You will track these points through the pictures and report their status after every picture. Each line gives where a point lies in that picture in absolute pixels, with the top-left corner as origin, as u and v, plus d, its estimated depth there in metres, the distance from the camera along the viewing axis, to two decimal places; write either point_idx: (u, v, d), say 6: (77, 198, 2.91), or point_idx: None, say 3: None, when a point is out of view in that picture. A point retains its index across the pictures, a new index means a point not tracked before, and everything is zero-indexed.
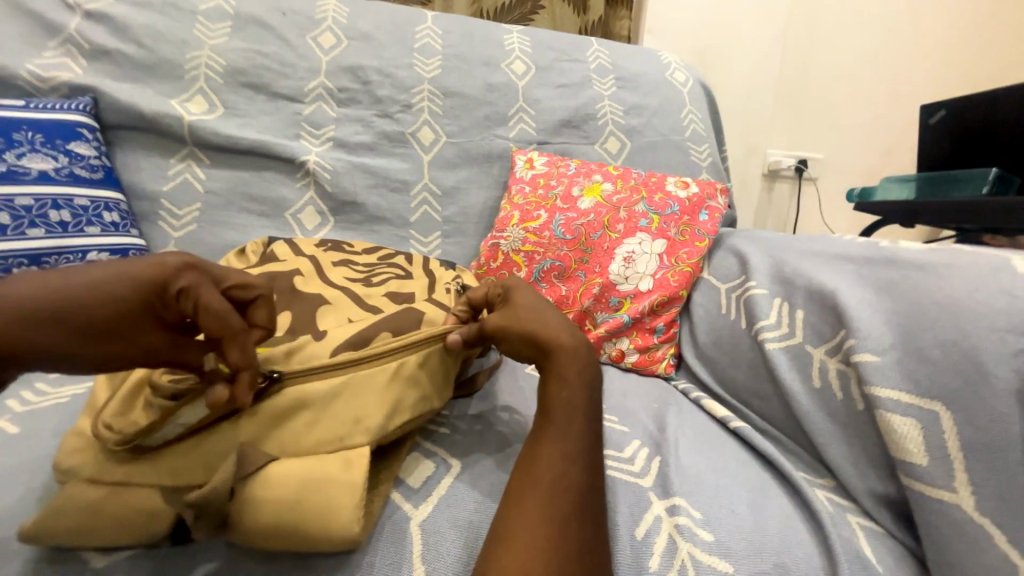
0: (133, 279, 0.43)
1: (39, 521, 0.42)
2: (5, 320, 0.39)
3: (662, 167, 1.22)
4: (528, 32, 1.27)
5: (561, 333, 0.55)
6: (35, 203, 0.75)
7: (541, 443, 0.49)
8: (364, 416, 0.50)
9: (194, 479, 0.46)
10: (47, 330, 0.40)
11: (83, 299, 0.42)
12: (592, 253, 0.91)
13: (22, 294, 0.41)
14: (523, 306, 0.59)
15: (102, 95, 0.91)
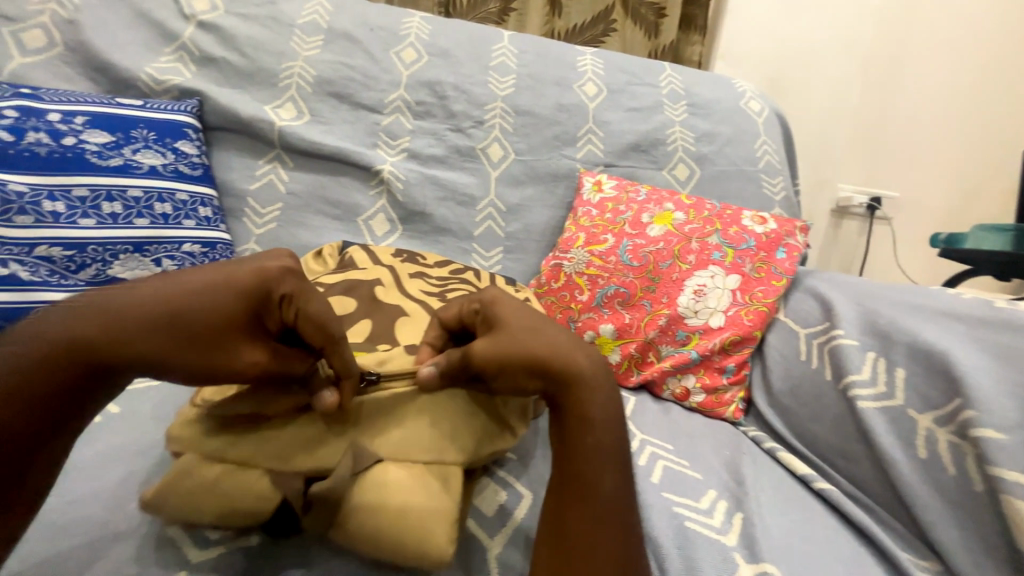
0: (240, 282, 0.47)
1: (169, 487, 0.46)
2: (121, 326, 0.42)
3: (732, 197, 1.18)
4: (602, 54, 1.27)
5: (571, 356, 0.49)
6: (144, 195, 0.80)
7: (561, 473, 0.46)
8: (459, 434, 0.53)
9: (297, 468, 0.49)
10: (150, 333, 0.43)
11: (189, 308, 0.44)
12: (660, 282, 0.88)
13: (132, 304, 0.43)
14: (507, 324, 0.51)
15: (207, 99, 0.98)
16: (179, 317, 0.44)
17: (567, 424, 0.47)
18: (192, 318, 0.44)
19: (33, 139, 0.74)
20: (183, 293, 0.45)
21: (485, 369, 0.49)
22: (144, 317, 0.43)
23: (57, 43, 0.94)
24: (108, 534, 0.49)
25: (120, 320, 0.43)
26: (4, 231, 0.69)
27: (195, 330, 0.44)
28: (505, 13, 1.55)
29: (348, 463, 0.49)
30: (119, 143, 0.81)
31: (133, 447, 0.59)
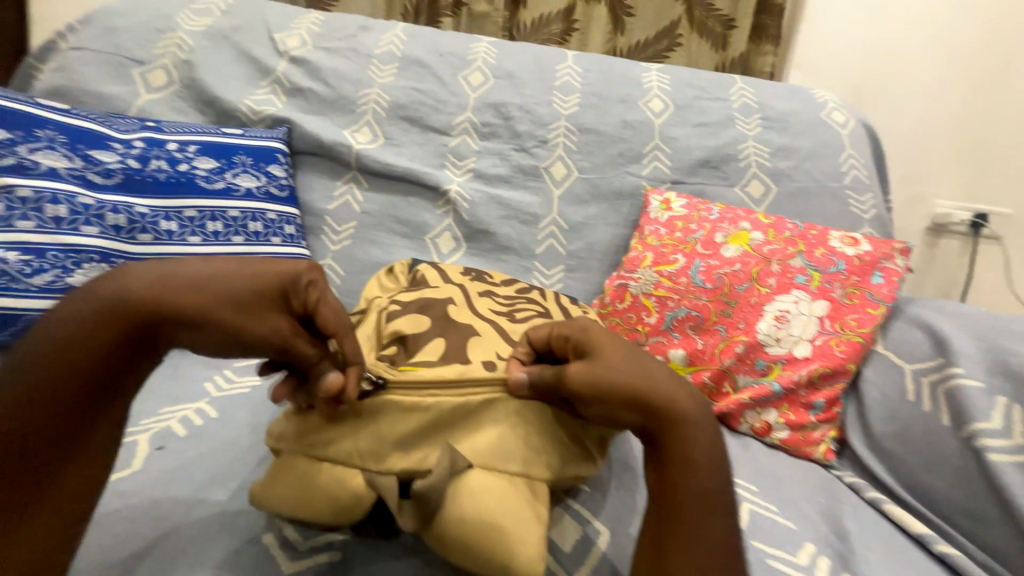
0: (263, 268, 0.51)
1: (280, 487, 0.52)
2: (170, 291, 0.46)
3: (813, 215, 1.10)
4: (668, 70, 1.24)
5: (672, 396, 0.49)
6: (240, 215, 0.87)
7: (666, 515, 0.46)
8: (542, 450, 0.55)
9: (390, 466, 0.52)
10: (197, 299, 0.47)
11: (230, 279, 0.48)
12: (737, 306, 0.83)
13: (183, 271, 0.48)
14: (604, 356, 0.51)
15: (295, 126, 1.06)
16: (201, 300, 0.46)
17: (671, 463, 0.47)
18: (214, 301, 0.47)
19: (154, 166, 0.83)
20: (207, 276, 0.48)
21: (582, 396, 0.50)
22: (170, 299, 0.46)
23: (175, 81, 1.06)
24: (220, 537, 0.54)
25: (170, 284, 0.46)
26: (127, 247, 0.78)
27: (223, 314, 0.47)
28: (568, 33, 1.56)
29: (445, 460, 0.50)
30: (222, 169, 0.88)
31: (235, 453, 0.65)
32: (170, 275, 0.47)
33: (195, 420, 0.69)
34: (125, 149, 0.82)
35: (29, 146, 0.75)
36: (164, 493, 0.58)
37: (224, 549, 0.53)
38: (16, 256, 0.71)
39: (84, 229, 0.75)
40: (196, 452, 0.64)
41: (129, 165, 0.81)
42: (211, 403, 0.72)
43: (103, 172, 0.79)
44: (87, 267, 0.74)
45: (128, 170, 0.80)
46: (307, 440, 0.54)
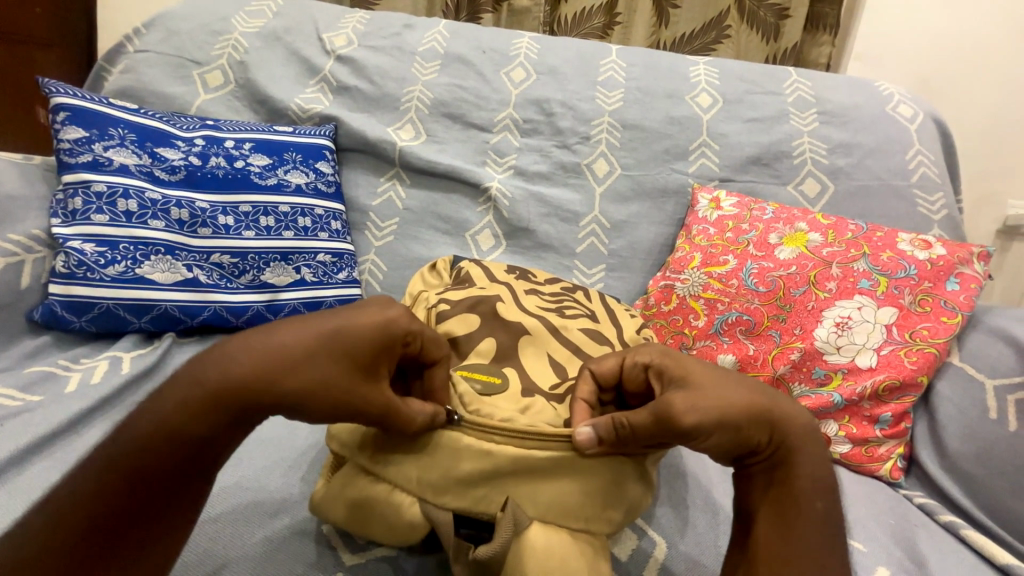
0: (367, 334, 0.48)
1: (336, 499, 0.53)
2: (263, 371, 0.43)
3: (875, 216, 1.03)
4: (717, 63, 1.19)
5: (781, 408, 0.51)
6: (291, 210, 0.90)
7: (782, 532, 0.47)
8: (607, 503, 0.52)
9: (445, 504, 0.50)
10: (292, 375, 0.44)
11: (316, 354, 0.45)
12: (792, 311, 0.79)
13: (280, 348, 0.45)
14: (703, 378, 0.51)
15: (341, 123, 1.08)
16: (289, 383, 0.44)
17: (788, 480, 0.49)
18: (305, 385, 0.44)
19: (214, 163, 0.86)
20: (294, 349, 0.45)
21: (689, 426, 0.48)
22: (263, 384, 0.43)
23: (230, 81, 1.10)
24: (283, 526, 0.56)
25: (264, 363, 0.43)
26: (189, 240, 0.81)
27: (324, 390, 0.45)
28: (610, 26, 1.53)
29: (510, 523, 0.48)
30: (274, 165, 0.91)
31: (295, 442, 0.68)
32: (258, 347, 0.44)
33: None
34: (188, 146, 0.86)
35: (103, 143, 0.79)
36: (230, 480, 0.61)
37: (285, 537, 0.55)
38: (93, 248, 0.75)
39: (152, 223, 0.79)
40: (258, 442, 0.67)
41: (191, 161, 0.85)
42: None
43: (168, 169, 0.83)
44: (154, 259, 0.78)
45: (190, 167, 0.84)
46: (366, 457, 0.53)
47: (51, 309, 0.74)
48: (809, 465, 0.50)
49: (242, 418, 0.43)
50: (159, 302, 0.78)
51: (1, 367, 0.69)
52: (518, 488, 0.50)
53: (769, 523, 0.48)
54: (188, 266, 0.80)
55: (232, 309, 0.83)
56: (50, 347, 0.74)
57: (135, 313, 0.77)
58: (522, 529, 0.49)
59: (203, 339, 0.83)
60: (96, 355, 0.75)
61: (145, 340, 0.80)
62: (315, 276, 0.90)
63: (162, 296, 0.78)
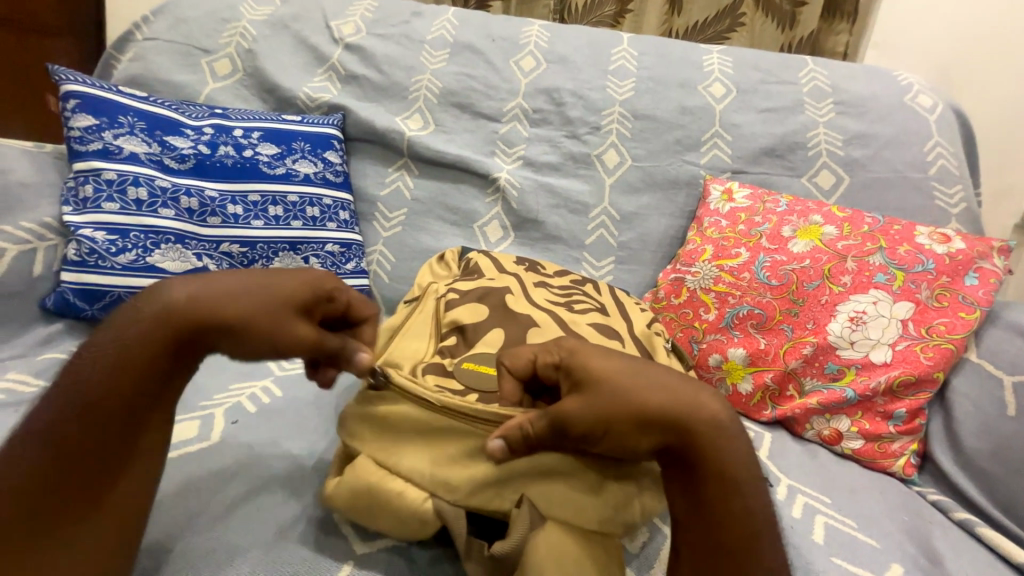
0: (296, 276, 0.51)
1: (346, 496, 0.52)
2: (200, 305, 0.46)
3: (891, 209, 1.01)
4: (731, 51, 1.17)
5: (691, 398, 0.47)
6: (299, 200, 0.90)
7: (711, 534, 0.45)
8: (622, 504, 0.51)
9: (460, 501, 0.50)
10: (228, 310, 0.46)
11: (252, 293, 0.48)
12: (805, 305, 0.78)
13: (217, 287, 0.47)
14: (607, 373, 0.46)
15: (349, 113, 1.08)
16: (224, 315, 0.46)
17: (710, 477, 0.45)
18: (239, 317, 0.46)
19: (222, 151, 0.86)
20: (232, 288, 0.48)
21: (591, 430, 0.45)
22: (201, 317, 0.46)
23: (238, 69, 1.10)
24: (294, 513, 0.57)
25: (202, 300, 0.46)
26: (199, 229, 0.81)
27: (242, 321, 0.46)
28: (621, 15, 1.50)
29: (523, 521, 0.49)
30: (282, 154, 0.91)
31: (305, 429, 0.68)
32: (200, 286, 0.47)
33: (269, 393, 0.73)
34: (197, 134, 0.85)
35: (113, 131, 0.79)
36: (240, 467, 0.61)
37: (296, 524, 0.56)
38: (104, 236, 0.75)
39: (162, 212, 0.79)
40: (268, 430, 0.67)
41: (201, 150, 0.84)
42: (274, 382, 0.76)
43: (177, 157, 0.82)
44: (164, 248, 0.78)
45: (199, 155, 0.84)
46: (380, 452, 0.53)
47: (63, 297, 0.74)
48: (729, 457, 0.46)
49: (181, 352, 0.46)
50: None
51: (15, 354, 0.70)
52: (532, 487, 0.50)
53: (694, 522, 0.46)
54: (198, 255, 0.80)
55: None
56: (63, 334, 0.75)
57: None
58: (534, 526, 0.49)
59: None
60: None
61: None
62: (323, 266, 0.90)
63: None
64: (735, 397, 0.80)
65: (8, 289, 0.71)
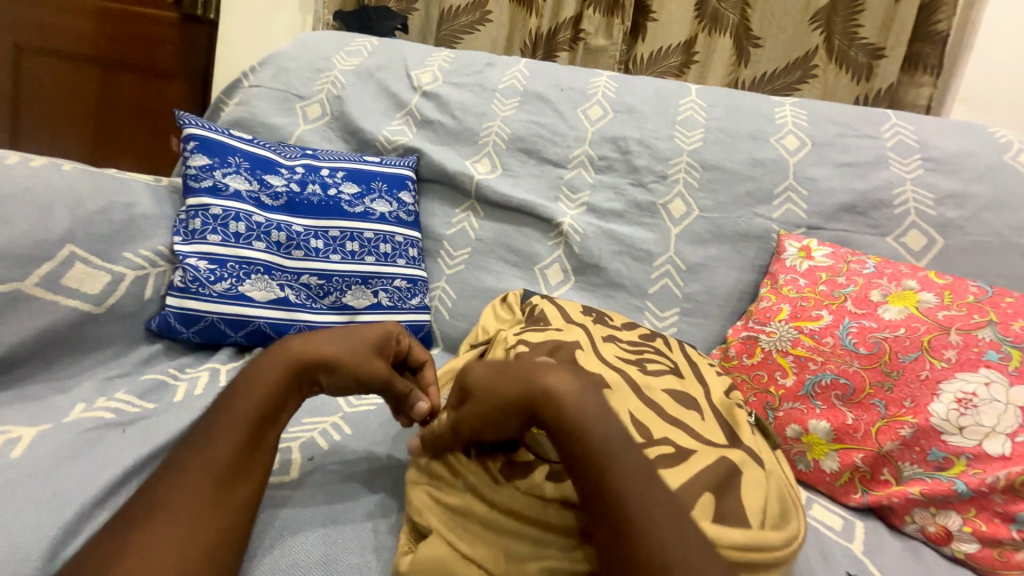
0: (371, 324, 0.66)
1: (418, 572, 0.50)
2: (315, 348, 0.60)
3: (992, 276, 0.93)
4: (806, 104, 1.14)
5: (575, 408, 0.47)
6: (374, 237, 0.94)
7: None
8: None
9: None
10: (335, 351, 0.61)
11: (351, 339, 0.62)
12: (900, 379, 0.71)
13: (328, 336, 0.62)
14: (483, 381, 0.52)
15: (423, 155, 1.14)
16: (329, 355, 0.60)
17: None
18: (340, 356, 0.60)
19: (310, 190, 0.92)
20: (335, 336, 0.62)
21: (475, 424, 0.52)
22: (313, 357, 0.60)
23: (327, 113, 1.20)
24: (361, 560, 0.56)
25: (315, 345, 0.61)
26: (284, 261, 0.87)
27: (338, 357, 0.60)
28: (686, 65, 1.52)
29: None
30: (362, 194, 0.96)
31: (371, 468, 0.68)
32: (315, 337, 0.62)
33: (342, 430, 0.74)
34: (290, 174, 0.92)
35: (222, 170, 0.88)
36: (311, 504, 0.62)
37: (362, 573, 0.55)
38: (205, 265, 0.82)
39: (255, 244, 0.85)
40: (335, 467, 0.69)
41: (292, 188, 0.91)
42: (344, 419, 0.76)
43: (272, 194, 0.89)
44: (254, 278, 0.84)
45: (290, 193, 0.91)
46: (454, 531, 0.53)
47: (166, 320, 0.81)
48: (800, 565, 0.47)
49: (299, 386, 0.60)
50: (253, 319, 0.83)
51: (121, 372, 0.76)
52: None
53: None
54: (282, 286, 0.86)
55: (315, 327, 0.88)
56: (160, 354, 0.81)
57: (233, 327, 0.83)
58: None
59: None
60: (199, 365, 0.80)
61: (238, 353, 0.85)
62: (390, 300, 0.93)
63: (257, 313, 0.84)
64: (817, 474, 0.74)
65: (123, 311, 0.79)
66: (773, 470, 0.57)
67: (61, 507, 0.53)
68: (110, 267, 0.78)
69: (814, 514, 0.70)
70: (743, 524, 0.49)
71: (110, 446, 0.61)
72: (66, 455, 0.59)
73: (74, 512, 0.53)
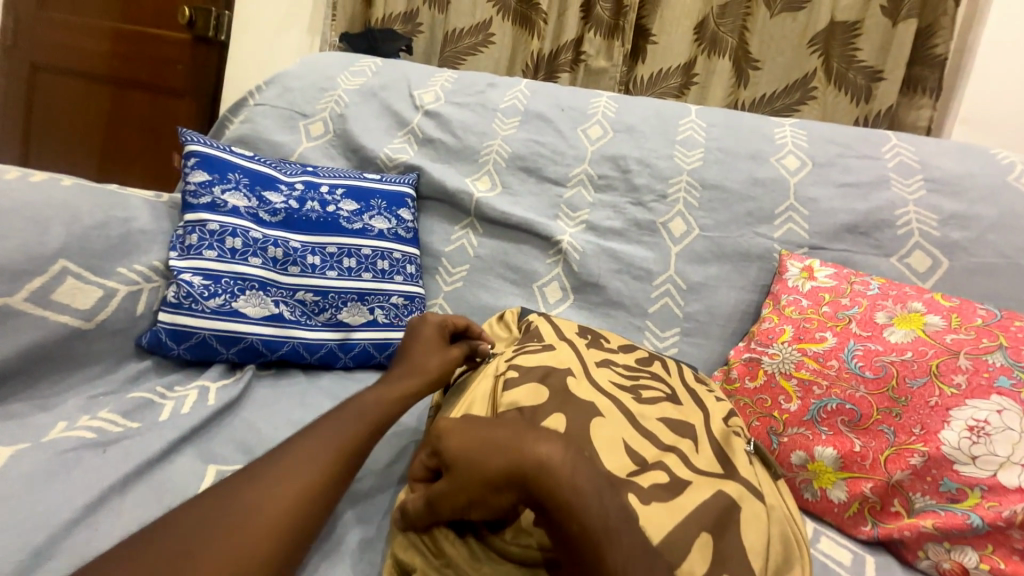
0: (425, 325, 0.78)
1: None
2: (428, 371, 0.72)
3: (1001, 299, 0.91)
4: (806, 125, 1.14)
5: (567, 476, 0.45)
6: (372, 253, 0.94)
7: None
8: None
9: None
10: (436, 363, 0.73)
11: (433, 347, 0.76)
12: (908, 405, 0.69)
13: (420, 358, 0.74)
14: (463, 451, 0.48)
15: (423, 173, 1.14)
16: (435, 367, 0.73)
17: None
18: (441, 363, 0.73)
19: (309, 207, 0.93)
20: (424, 355, 0.74)
21: (456, 504, 0.48)
22: (427, 378, 0.72)
23: (330, 131, 1.21)
24: None
25: (420, 367, 0.73)
26: (280, 277, 0.86)
27: (442, 370, 0.73)
28: (686, 86, 1.54)
29: None
30: (361, 211, 0.96)
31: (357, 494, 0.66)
32: (409, 362, 0.74)
33: None
34: (289, 191, 0.93)
35: (222, 187, 0.88)
36: None
37: None
38: (199, 281, 0.81)
39: (251, 260, 0.85)
40: None
41: (291, 205, 0.91)
42: None
43: (270, 211, 0.90)
44: (248, 294, 0.83)
45: (289, 210, 0.91)
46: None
47: (157, 336, 0.80)
48: None
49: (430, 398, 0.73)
50: (246, 336, 0.82)
51: (108, 389, 0.74)
52: None
53: None
54: (276, 302, 0.85)
55: (308, 345, 0.86)
56: (150, 371, 0.80)
57: (225, 344, 0.82)
58: None
59: (279, 372, 0.86)
60: (187, 382, 0.79)
61: (229, 370, 0.84)
62: (386, 317, 0.92)
63: (250, 329, 0.83)
64: (824, 505, 0.71)
65: (114, 326, 0.78)
66: (773, 504, 0.55)
67: (33, 533, 0.51)
68: (102, 282, 0.77)
69: (823, 548, 0.67)
70: (745, 563, 0.47)
71: (90, 467, 0.60)
72: (44, 476, 0.57)
73: (47, 538, 0.51)
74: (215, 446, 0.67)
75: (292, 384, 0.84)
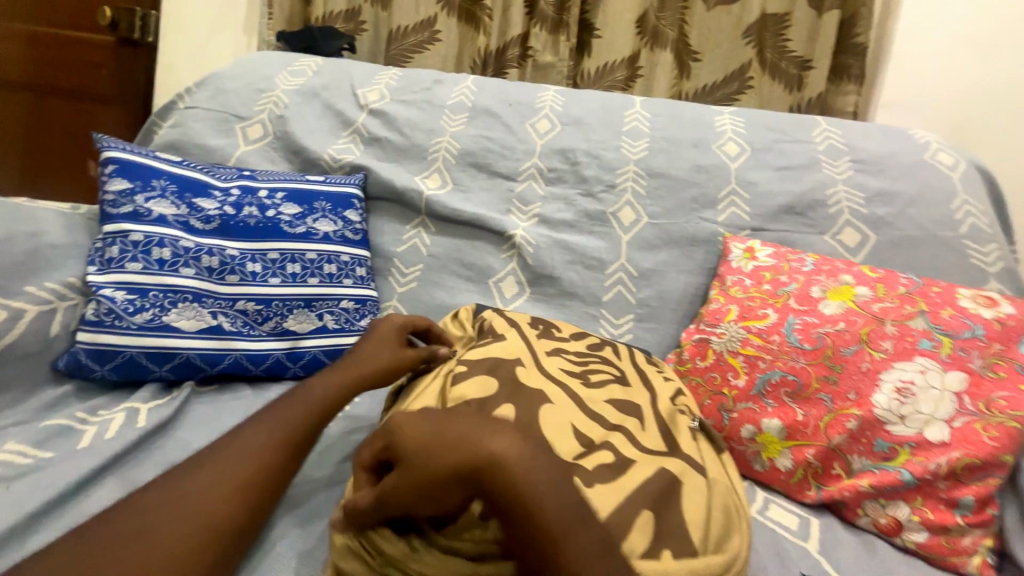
0: (382, 326, 0.76)
1: None
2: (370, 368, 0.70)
3: (923, 268, 0.97)
4: (743, 113, 1.19)
5: (522, 470, 0.44)
6: (317, 257, 0.90)
7: None
8: None
9: None
10: (379, 362, 0.71)
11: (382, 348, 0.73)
12: (843, 372, 0.72)
13: (367, 355, 0.72)
14: (415, 445, 0.47)
15: (370, 173, 1.11)
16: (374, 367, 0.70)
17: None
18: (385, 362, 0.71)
19: (247, 212, 0.88)
20: (370, 353, 0.72)
21: (406, 499, 0.46)
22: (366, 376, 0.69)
23: (269, 133, 1.16)
24: None
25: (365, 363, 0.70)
26: (216, 288, 0.82)
27: (381, 370, 0.70)
28: (632, 79, 1.57)
29: None
30: (304, 214, 0.92)
31: (304, 507, 0.63)
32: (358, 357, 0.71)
33: None
34: (224, 196, 0.88)
35: (145, 195, 0.82)
36: None
37: None
38: (123, 295, 0.76)
39: (182, 271, 0.80)
40: None
41: (225, 211, 0.87)
42: None
43: (203, 218, 0.85)
44: (181, 307, 0.78)
45: (224, 216, 0.86)
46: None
47: (75, 357, 0.74)
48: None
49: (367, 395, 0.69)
50: (180, 351, 0.78)
51: (17, 421, 0.68)
52: None
53: None
54: (214, 313, 0.81)
55: (252, 356, 0.82)
56: (71, 397, 0.74)
57: (156, 361, 0.77)
58: None
59: (221, 388, 0.82)
60: (114, 406, 0.73)
61: (164, 389, 0.79)
62: (336, 323, 0.89)
63: (185, 344, 0.78)
64: (773, 474, 0.73)
65: (24, 350, 0.72)
66: (716, 477, 0.56)
67: None
68: (6, 303, 0.71)
69: (771, 514, 0.69)
70: (684, 530, 0.47)
71: None
72: None
73: None
74: (144, 470, 0.63)
75: (235, 399, 0.79)
